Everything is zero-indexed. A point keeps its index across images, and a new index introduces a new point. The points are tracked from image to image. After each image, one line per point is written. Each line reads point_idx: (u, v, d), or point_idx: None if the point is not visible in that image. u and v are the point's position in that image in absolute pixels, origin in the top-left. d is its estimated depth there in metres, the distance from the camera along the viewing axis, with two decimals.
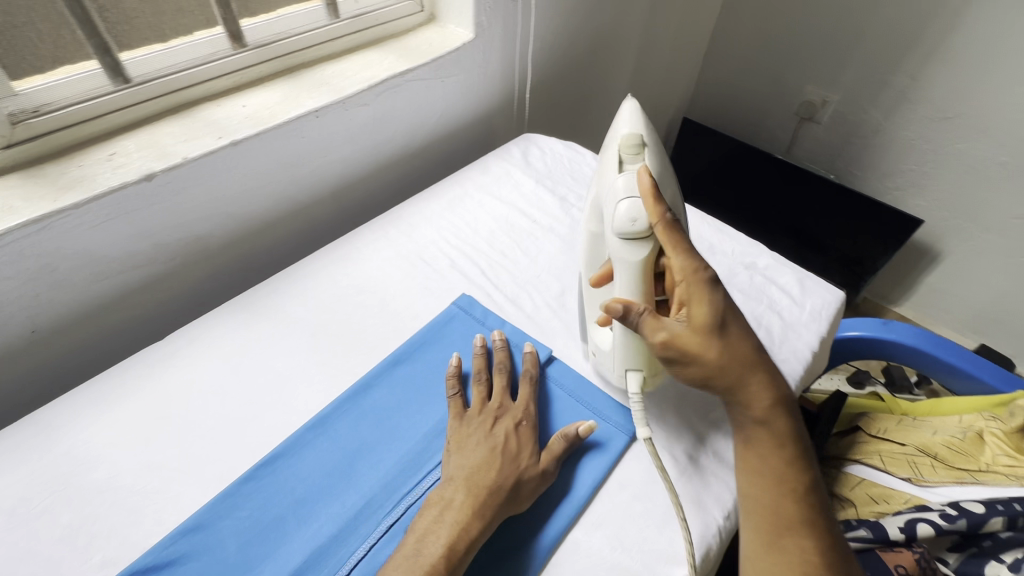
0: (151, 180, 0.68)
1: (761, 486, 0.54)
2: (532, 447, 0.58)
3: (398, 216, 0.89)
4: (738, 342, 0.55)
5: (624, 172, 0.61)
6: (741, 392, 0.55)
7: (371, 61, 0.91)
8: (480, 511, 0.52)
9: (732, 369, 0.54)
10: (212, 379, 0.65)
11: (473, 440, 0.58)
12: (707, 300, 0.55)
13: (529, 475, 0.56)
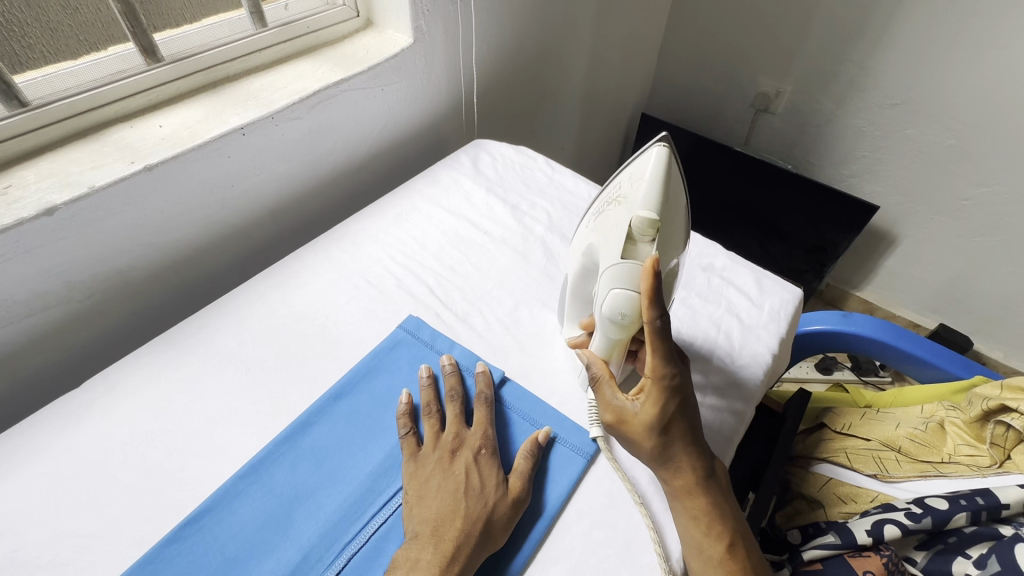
0: (52, 214, 0.62)
1: (699, 562, 0.52)
2: (496, 477, 0.55)
3: (341, 234, 0.84)
4: (681, 441, 0.55)
5: (625, 257, 0.56)
6: (669, 473, 0.55)
7: (304, 71, 0.86)
8: (449, 568, 0.48)
9: (666, 457, 0.55)
10: (133, 429, 0.60)
11: (433, 482, 0.54)
12: (660, 401, 0.55)
13: (499, 510, 0.52)
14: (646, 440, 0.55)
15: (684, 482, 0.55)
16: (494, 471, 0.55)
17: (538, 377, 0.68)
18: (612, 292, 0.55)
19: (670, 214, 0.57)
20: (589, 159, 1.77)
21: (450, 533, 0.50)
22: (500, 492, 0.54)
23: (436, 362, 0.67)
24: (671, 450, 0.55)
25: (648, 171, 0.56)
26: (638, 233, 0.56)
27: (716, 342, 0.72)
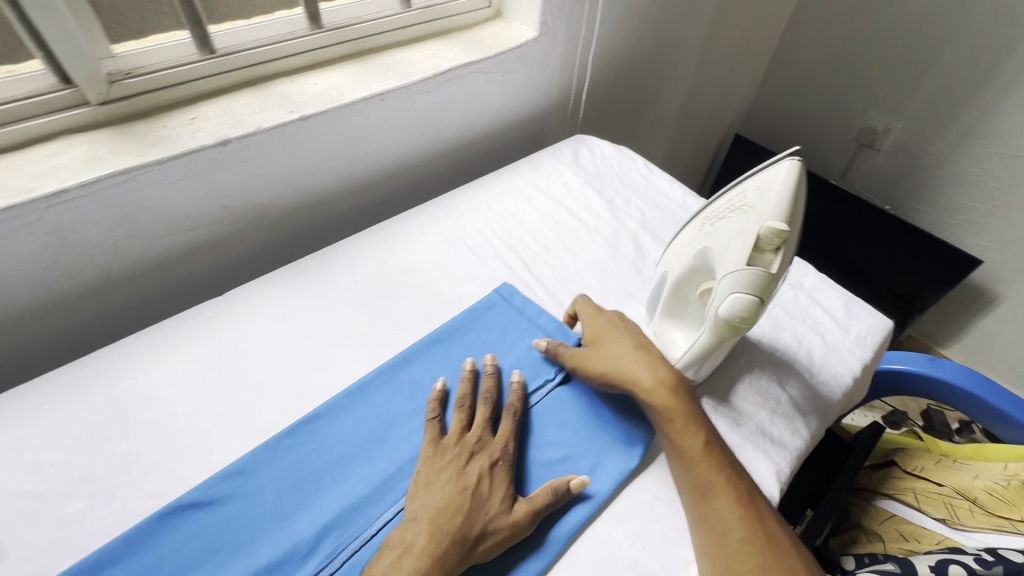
0: (226, 145, 0.72)
1: (685, 463, 0.57)
2: (505, 491, 0.55)
3: (448, 203, 0.91)
4: (630, 352, 0.64)
5: (747, 266, 0.52)
6: (632, 383, 0.61)
7: (437, 51, 0.94)
8: (439, 562, 0.49)
9: (624, 372, 0.62)
10: (264, 337, 0.69)
11: (445, 475, 0.55)
12: (616, 336, 0.66)
13: (497, 525, 0.52)
14: (600, 365, 0.64)
15: (646, 388, 0.60)
16: (505, 485, 0.55)
17: None
18: (727, 301, 0.53)
19: (800, 222, 0.52)
20: (675, 171, 1.77)
21: (441, 537, 0.50)
22: (502, 509, 0.53)
23: (524, 329, 0.73)
24: (628, 365, 0.63)
25: (781, 181, 0.51)
26: (761, 246, 0.51)
27: (796, 355, 0.73)
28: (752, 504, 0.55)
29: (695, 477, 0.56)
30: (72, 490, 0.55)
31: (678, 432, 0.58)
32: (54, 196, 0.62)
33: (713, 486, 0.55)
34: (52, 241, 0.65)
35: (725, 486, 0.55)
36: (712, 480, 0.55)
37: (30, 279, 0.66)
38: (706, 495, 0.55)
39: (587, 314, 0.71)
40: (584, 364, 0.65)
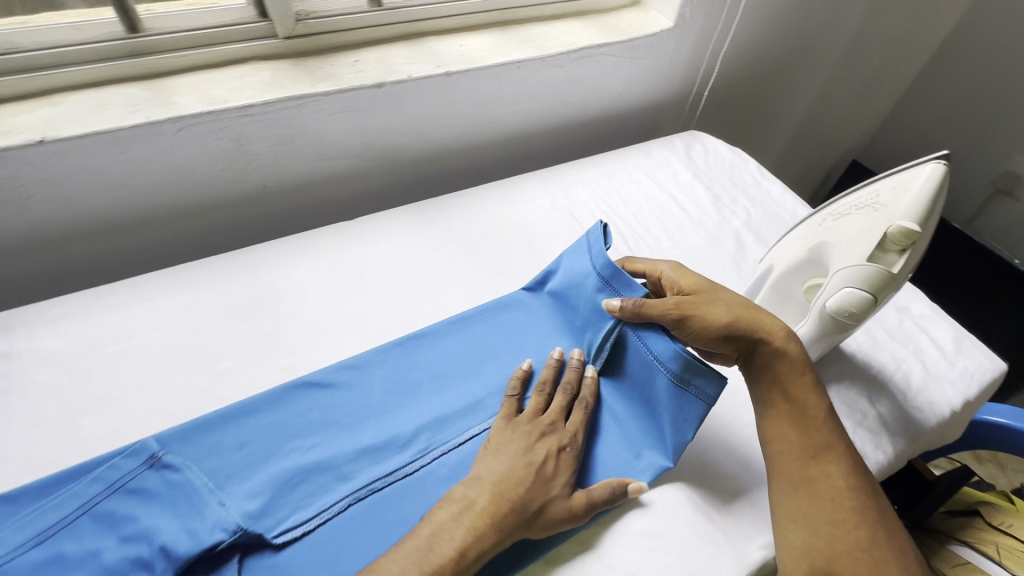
0: (380, 88, 0.81)
1: (801, 422, 0.57)
2: (567, 478, 0.54)
3: (559, 173, 0.96)
4: (745, 305, 0.62)
5: (868, 261, 0.54)
6: (757, 330, 0.60)
7: (574, 30, 0.98)
8: (495, 526, 0.49)
9: (747, 319, 0.60)
10: (384, 260, 0.77)
11: (513, 446, 0.55)
12: (724, 289, 0.63)
13: (555, 507, 0.52)
14: (725, 309, 0.60)
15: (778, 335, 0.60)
16: (567, 471, 0.55)
17: None
18: (840, 293, 0.55)
19: (927, 230, 0.54)
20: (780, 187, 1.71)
21: (500, 506, 0.50)
22: (561, 495, 0.53)
23: None
24: (750, 313, 0.61)
25: (917, 186, 0.54)
26: (886, 244, 0.54)
27: (892, 376, 0.71)
28: (863, 479, 0.56)
29: (814, 440, 0.56)
30: (223, 351, 0.65)
31: (801, 394, 0.59)
32: (243, 109, 0.73)
33: (831, 451, 0.56)
34: (232, 146, 0.76)
35: (843, 455, 0.56)
36: (830, 446, 0.56)
37: (208, 177, 0.78)
38: (821, 458, 0.56)
39: (670, 266, 0.67)
40: (700, 308, 0.60)
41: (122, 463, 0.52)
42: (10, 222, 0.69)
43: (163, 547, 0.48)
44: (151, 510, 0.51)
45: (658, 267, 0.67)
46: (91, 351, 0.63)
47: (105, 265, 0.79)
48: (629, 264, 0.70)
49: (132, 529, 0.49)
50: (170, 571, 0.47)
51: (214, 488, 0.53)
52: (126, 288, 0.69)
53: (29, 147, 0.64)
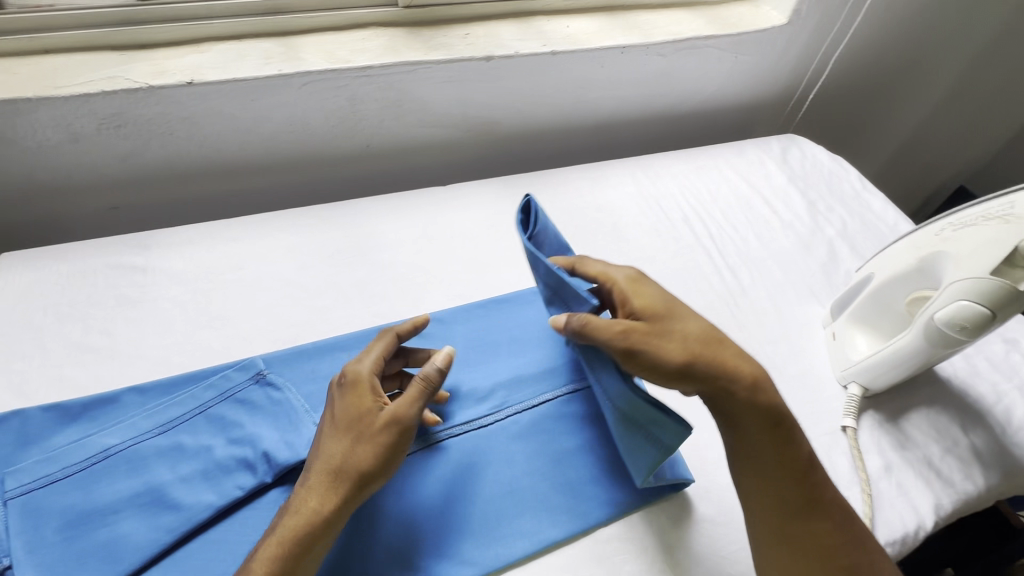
0: (488, 61, 0.83)
1: (777, 472, 0.50)
2: (356, 436, 0.48)
3: (648, 163, 0.95)
4: (701, 338, 0.50)
5: (994, 274, 0.53)
6: (717, 368, 0.49)
7: (682, 20, 0.97)
8: (314, 509, 0.46)
9: (704, 357, 0.49)
10: (472, 227, 0.80)
11: (329, 419, 0.50)
12: (690, 316, 0.51)
13: (354, 466, 0.47)
14: (678, 349, 0.48)
15: (750, 379, 0.50)
16: (357, 399, 0.50)
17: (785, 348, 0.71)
18: (957, 305, 0.55)
19: None
20: None
21: (313, 462, 0.48)
22: (361, 437, 0.48)
23: (698, 292, 0.76)
24: (712, 347, 0.50)
25: None
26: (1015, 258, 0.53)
27: (991, 408, 0.67)
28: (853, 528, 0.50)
29: (794, 494, 0.49)
30: (323, 291, 0.70)
31: (777, 444, 0.50)
32: (361, 70, 0.78)
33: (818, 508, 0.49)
34: (346, 105, 0.81)
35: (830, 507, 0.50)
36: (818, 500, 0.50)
37: (321, 131, 0.83)
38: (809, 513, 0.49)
39: (625, 275, 0.52)
40: (652, 345, 0.48)
41: (234, 375, 0.58)
42: (153, 153, 0.77)
43: (265, 453, 0.53)
44: (255, 420, 0.56)
45: (611, 276, 0.52)
46: (211, 275, 0.69)
47: (223, 202, 0.87)
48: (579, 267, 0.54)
49: (238, 433, 0.54)
50: (271, 474, 0.52)
51: (309, 409, 0.57)
52: (243, 223, 0.76)
53: (179, 87, 0.71)
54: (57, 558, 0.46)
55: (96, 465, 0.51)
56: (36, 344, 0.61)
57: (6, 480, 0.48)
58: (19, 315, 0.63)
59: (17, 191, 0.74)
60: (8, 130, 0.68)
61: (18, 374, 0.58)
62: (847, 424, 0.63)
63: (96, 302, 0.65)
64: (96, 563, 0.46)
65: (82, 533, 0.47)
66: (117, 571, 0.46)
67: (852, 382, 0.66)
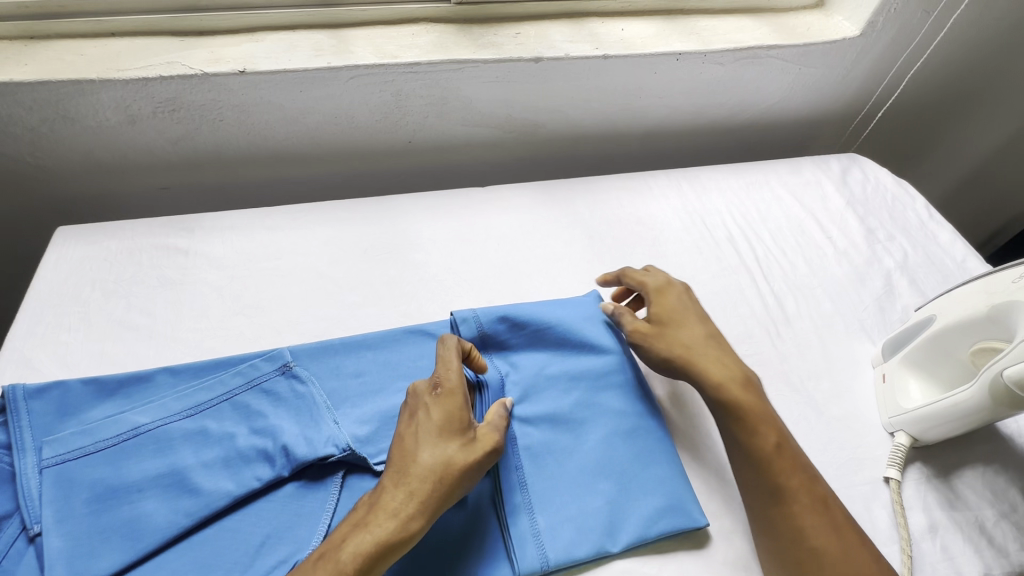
0: (537, 63, 0.82)
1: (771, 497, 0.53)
2: (458, 443, 0.50)
3: (695, 176, 0.91)
4: (700, 346, 0.61)
5: None
6: (700, 370, 0.59)
7: (744, 27, 0.92)
8: (409, 513, 0.46)
9: (693, 355, 0.60)
10: (507, 231, 0.79)
11: (424, 425, 0.51)
12: (692, 324, 0.63)
13: (452, 474, 0.48)
14: (666, 345, 0.61)
15: (728, 381, 0.58)
16: (458, 408, 0.51)
17: (827, 387, 0.67)
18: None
19: None
20: None
21: (410, 464, 0.49)
22: (466, 448, 0.50)
23: (738, 318, 0.73)
24: (698, 354, 0.60)
25: None
26: None
27: None
28: (836, 514, 0.52)
29: (782, 529, 0.51)
30: (354, 287, 0.70)
31: (754, 453, 0.55)
32: (409, 66, 0.77)
33: (789, 494, 0.52)
34: (392, 100, 0.81)
35: (799, 495, 0.52)
36: (786, 486, 0.53)
37: (365, 124, 0.83)
38: (779, 500, 0.53)
39: (655, 283, 0.66)
40: (647, 341, 0.62)
41: (261, 364, 0.59)
42: (203, 139, 0.79)
43: (285, 447, 0.53)
44: (278, 412, 0.57)
45: (644, 283, 0.67)
46: (249, 262, 0.71)
47: (265, 189, 0.89)
48: (620, 277, 0.68)
49: (261, 424, 0.55)
50: (288, 468, 0.52)
51: (330, 406, 0.57)
52: (283, 213, 0.77)
53: (233, 75, 0.72)
54: (83, 530, 0.48)
55: (125, 443, 0.52)
56: (82, 317, 0.63)
57: (43, 449, 0.50)
58: (70, 288, 0.65)
59: (77, 168, 0.78)
60: (71, 109, 0.71)
61: (62, 346, 0.61)
62: (890, 475, 0.59)
63: (139, 281, 0.67)
64: (118, 539, 0.48)
65: (108, 508, 0.49)
66: (136, 548, 0.47)
67: (900, 430, 0.61)
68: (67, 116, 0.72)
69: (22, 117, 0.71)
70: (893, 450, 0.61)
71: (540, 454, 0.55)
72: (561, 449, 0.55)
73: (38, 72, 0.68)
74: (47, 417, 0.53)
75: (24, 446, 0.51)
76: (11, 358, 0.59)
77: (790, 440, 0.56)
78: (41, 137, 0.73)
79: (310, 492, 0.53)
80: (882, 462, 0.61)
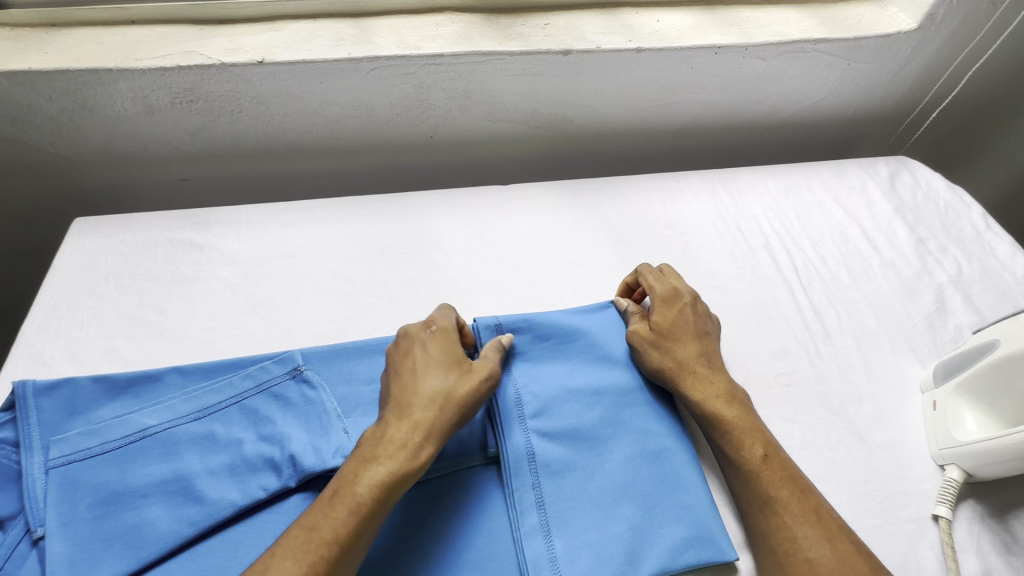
0: (566, 56, 0.77)
1: (771, 510, 0.50)
2: (458, 374, 0.52)
3: (731, 178, 0.86)
4: (694, 361, 0.58)
5: None
6: (688, 386, 0.56)
7: (790, 19, 0.86)
8: (418, 442, 0.48)
9: (683, 370, 0.57)
10: (529, 233, 0.75)
11: (422, 362, 0.52)
12: (688, 337, 0.59)
13: (455, 402, 0.50)
14: (660, 356, 0.58)
15: (717, 399, 0.56)
16: (452, 343, 0.54)
17: (869, 411, 0.62)
18: None
19: None
20: None
21: (411, 397, 0.50)
22: (465, 378, 0.52)
23: (774, 332, 0.68)
24: (690, 367, 0.57)
25: None
26: None
27: None
28: (829, 522, 0.49)
29: (784, 544, 0.48)
30: (369, 288, 0.68)
31: (749, 468, 0.52)
32: (431, 58, 0.74)
33: (778, 504, 0.50)
34: (414, 93, 0.78)
35: (788, 505, 0.50)
36: (775, 496, 0.50)
37: (386, 118, 0.80)
38: (770, 510, 0.50)
39: (663, 291, 0.63)
40: (641, 350, 0.59)
41: (272, 368, 0.57)
42: (221, 131, 0.77)
43: (292, 456, 0.51)
44: (288, 418, 0.54)
45: (653, 288, 0.63)
46: (263, 259, 0.69)
47: (283, 183, 0.87)
48: (637, 274, 0.66)
49: (269, 430, 0.53)
50: (295, 479, 0.50)
51: (340, 414, 0.55)
52: (300, 208, 0.75)
53: (250, 66, 0.70)
54: (86, 536, 0.46)
55: (132, 445, 0.51)
56: (95, 313, 0.62)
57: (50, 449, 0.49)
58: (84, 282, 0.65)
59: (96, 158, 0.77)
60: (89, 98, 0.70)
61: (74, 341, 0.60)
62: (940, 513, 0.54)
63: (153, 276, 0.66)
64: (120, 546, 0.46)
65: (111, 513, 0.48)
66: (139, 557, 0.46)
67: (952, 465, 0.56)
68: (85, 106, 0.71)
69: (41, 106, 0.70)
70: (943, 487, 0.56)
71: (558, 472, 0.52)
72: (581, 468, 0.52)
73: (57, 61, 0.67)
74: (56, 415, 0.52)
75: (32, 444, 0.50)
76: (23, 352, 0.58)
77: (780, 450, 0.54)
78: (60, 127, 0.73)
79: None
80: (931, 499, 0.56)
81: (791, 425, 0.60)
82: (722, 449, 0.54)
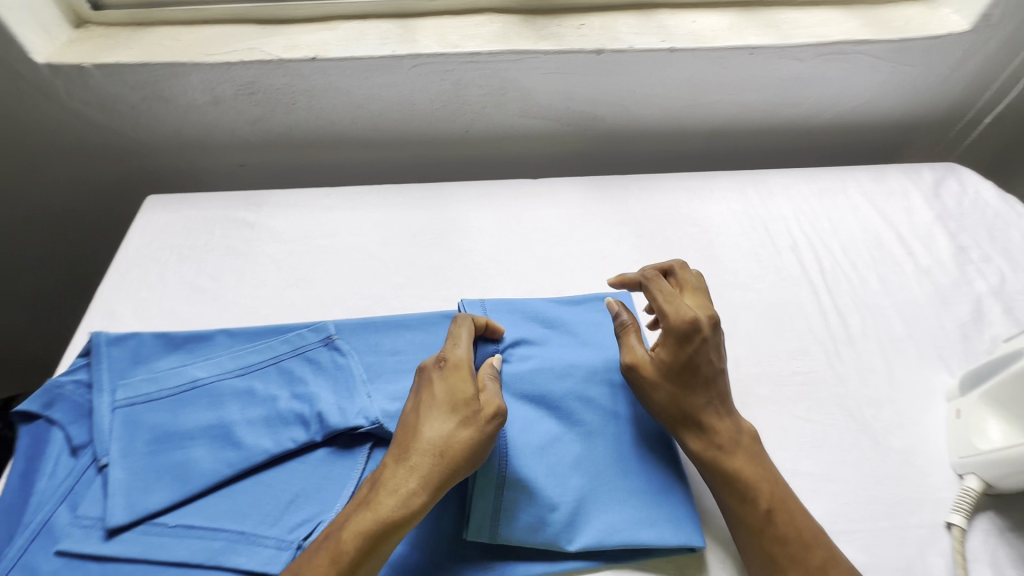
0: (598, 55, 0.80)
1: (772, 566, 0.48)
2: (459, 416, 0.49)
3: (762, 179, 0.86)
4: (702, 411, 0.54)
5: None
6: (691, 429, 0.54)
7: (832, 20, 0.85)
8: (410, 490, 0.47)
9: (688, 415, 0.54)
10: (553, 225, 0.78)
11: (425, 402, 0.51)
12: (701, 385, 0.55)
13: (452, 448, 0.48)
14: (664, 396, 0.54)
15: (722, 444, 0.53)
16: (460, 380, 0.51)
17: (889, 416, 0.61)
18: None
19: None
20: None
21: (412, 441, 0.49)
22: (466, 422, 0.49)
23: (793, 332, 0.68)
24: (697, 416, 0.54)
25: None
26: None
27: None
28: None
29: None
30: (399, 268, 0.72)
31: (750, 520, 0.50)
32: (470, 56, 0.78)
33: (781, 562, 0.48)
34: (452, 89, 0.82)
35: (792, 563, 0.48)
36: (777, 553, 0.49)
37: (425, 112, 0.86)
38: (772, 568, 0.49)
39: (680, 325, 0.55)
40: (644, 388, 0.55)
41: (307, 335, 0.62)
42: (276, 121, 0.84)
43: (320, 414, 0.56)
44: (318, 380, 0.59)
45: (666, 316, 0.55)
46: (307, 239, 0.75)
47: (330, 171, 0.94)
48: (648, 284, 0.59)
49: (302, 390, 0.59)
50: (321, 434, 0.55)
51: (365, 380, 0.59)
52: (342, 193, 0.81)
53: (305, 62, 0.77)
54: (141, 467, 0.53)
55: (183, 395, 0.57)
56: (159, 278, 0.70)
57: (117, 391, 0.56)
58: (152, 252, 0.73)
59: (169, 142, 0.86)
60: (166, 89, 0.78)
61: (141, 302, 0.68)
62: (954, 521, 0.53)
63: (210, 249, 0.73)
64: (169, 479, 0.52)
65: (163, 450, 0.54)
66: (183, 490, 0.52)
67: (971, 474, 0.55)
68: (162, 96, 0.79)
69: (125, 95, 0.79)
70: (959, 495, 0.54)
71: (553, 444, 0.54)
72: (575, 442, 0.55)
73: (140, 56, 0.76)
74: (123, 363, 0.59)
75: (103, 386, 0.57)
76: (99, 309, 0.67)
77: (790, 500, 0.51)
78: (141, 114, 0.82)
79: (339, 458, 0.56)
80: (947, 507, 0.55)
81: (801, 423, 0.60)
82: (718, 489, 0.53)
